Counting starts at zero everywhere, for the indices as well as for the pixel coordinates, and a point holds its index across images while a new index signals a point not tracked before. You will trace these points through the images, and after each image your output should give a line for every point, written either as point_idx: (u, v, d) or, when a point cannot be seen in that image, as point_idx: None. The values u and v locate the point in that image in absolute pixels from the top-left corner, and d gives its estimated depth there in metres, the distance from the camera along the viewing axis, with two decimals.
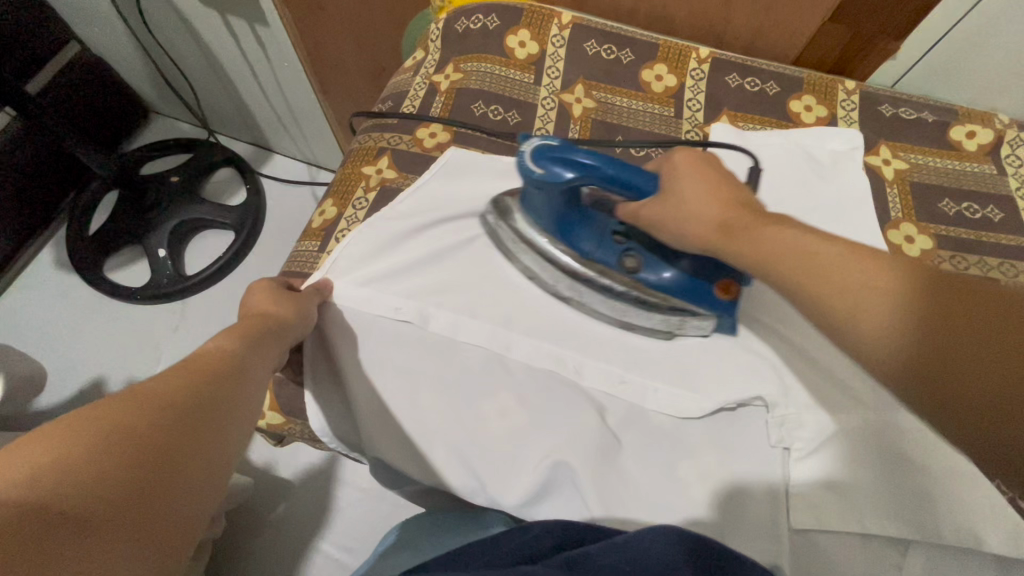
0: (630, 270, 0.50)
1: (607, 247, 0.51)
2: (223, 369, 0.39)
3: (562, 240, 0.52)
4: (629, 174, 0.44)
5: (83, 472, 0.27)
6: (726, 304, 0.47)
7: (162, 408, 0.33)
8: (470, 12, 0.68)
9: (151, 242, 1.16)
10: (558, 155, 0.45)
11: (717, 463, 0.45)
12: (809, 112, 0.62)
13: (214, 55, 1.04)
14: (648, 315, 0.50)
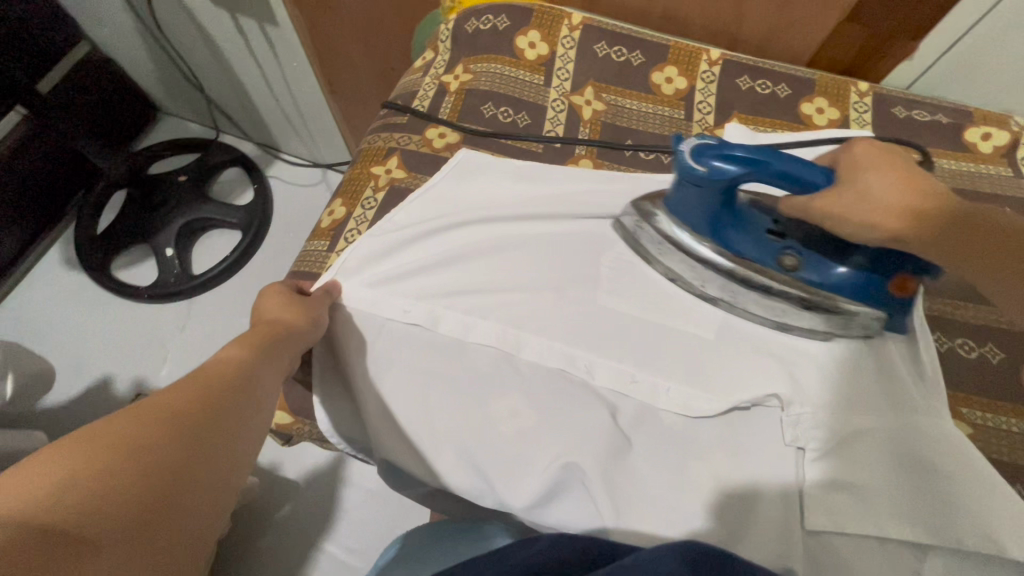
0: (789, 269, 0.47)
1: (765, 246, 0.48)
2: (235, 381, 0.38)
3: (713, 240, 0.50)
4: (800, 167, 0.42)
5: (87, 491, 0.27)
6: (902, 301, 0.45)
7: (171, 420, 0.32)
8: (481, 12, 0.68)
9: (159, 241, 1.16)
10: (718, 151, 0.43)
11: (730, 466, 0.45)
12: (820, 114, 0.61)
13: (224, 55, 1.05)
14: (807, 316, 0.47)
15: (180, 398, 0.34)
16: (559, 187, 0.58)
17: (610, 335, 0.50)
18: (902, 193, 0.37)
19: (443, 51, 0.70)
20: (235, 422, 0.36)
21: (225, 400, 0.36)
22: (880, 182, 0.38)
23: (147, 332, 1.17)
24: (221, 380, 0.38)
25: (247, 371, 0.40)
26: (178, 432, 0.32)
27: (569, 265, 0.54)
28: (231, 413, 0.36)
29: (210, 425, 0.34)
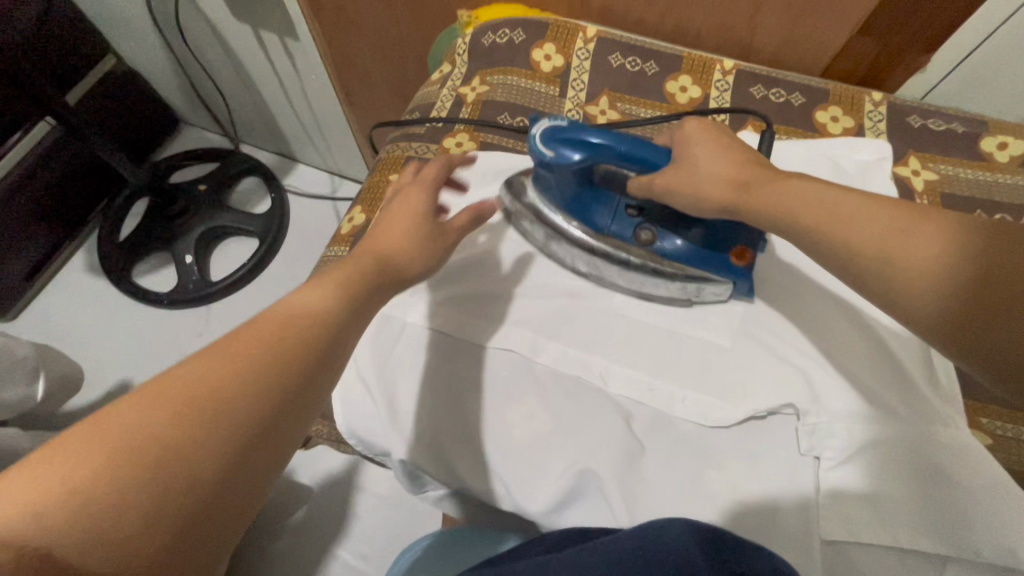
0: (645, 243, 0.51)
1: (622, 220, 0.52)
2: (292, 343, 0.33)
3: (575, 216, 0.52)
4: (646, 151, 0.46)
5: (89, 506, 0.25)
6: (743, 270, 0.49)
7: (204, 406, 0.29)
8: (497, 26, 0.70)
9: (179, 249, 1.19)
10: (566, 137, 0.47)
11: (747, 474, 0.44)
12: (835, 122, 0.62)
13: (244, 68, 1.08)
14: (665, 286, 0.51)
15: (222, 372, 0.30)
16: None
17: (625, 341, 0.51)
18: (717, 165, 0.42)
19: (460, 64, 0.72)
20: (279, 401, 0.31)
21: (277, 371, 0.32)
22: (703, 155, 0.43)
23: (167, 336, 1.20)
24: (278, 341, 0.33)
25: (310, 326, 0.34)
26: (206, 424, 0.28)
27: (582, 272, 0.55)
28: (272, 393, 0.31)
29: (246, 413, 0.30)
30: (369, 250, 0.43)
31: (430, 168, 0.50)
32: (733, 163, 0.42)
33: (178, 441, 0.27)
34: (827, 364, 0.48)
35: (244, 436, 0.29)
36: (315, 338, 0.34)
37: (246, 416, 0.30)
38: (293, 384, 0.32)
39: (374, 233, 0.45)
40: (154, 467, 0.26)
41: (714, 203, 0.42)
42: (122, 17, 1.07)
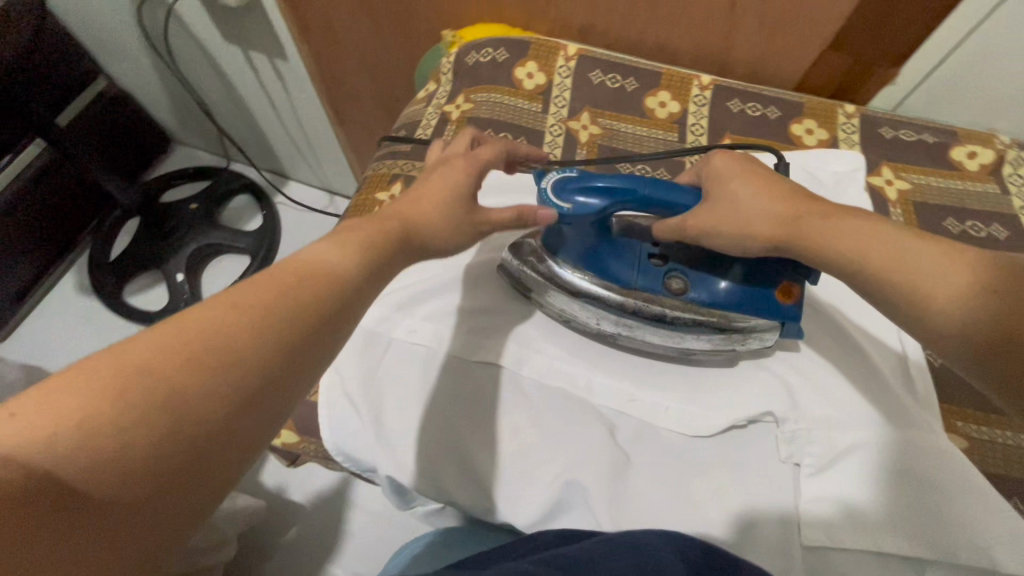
0: (678, 292, 0.49)
1: (649, 273, 0.50)
2: (310, 289, 0.31)
3: (599, 276, 0.50)
4: (670, 192, 0.45)
5: (95, 437, 0.23)
6: (791, 309, 0.47)
7: (217, 343, 0.27)
8: (481, 45, 0.71)
9: (170, 267, 1.20)
10: (580, 186, 0.46)
11: (729, 482, 0.45)
12: (810, 135, 0.63)
13: (235, 88, 1.09)
14: (705, 338, 0.49)
15: (240, 312, 0.28)
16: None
17: (608, 352, 0.52)
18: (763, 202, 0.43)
19: (444, 83, 0.73)
20: (296, 344, 0.29)
21: (294, 333, 0.29)
22: (745, 191, 0.43)
23: None
24: (297, 287, 0.31)
25: (326, 276, 0.32)
26: (218, 360, 0.26)
27: None
28: (292, 336, 0.29)
29: (259, 354, 0.28)
30: (399, 217, 0.39)
31: (486, 146, 0.46)
32: (780, 198, 0.42)
33: (190, 377, 0.25)
34: (807, 374, 0.49)
35: (255, 376, 0.27)
36: (333, 288, 0.32)
37: (261, 354, 0.28)
38: (312, 328, 0.30)
39: (406, 199, 0.41)
40: (164, 402, 0.24)
41: (764, 239, 0.43)
42: (114, 41, 1.08)
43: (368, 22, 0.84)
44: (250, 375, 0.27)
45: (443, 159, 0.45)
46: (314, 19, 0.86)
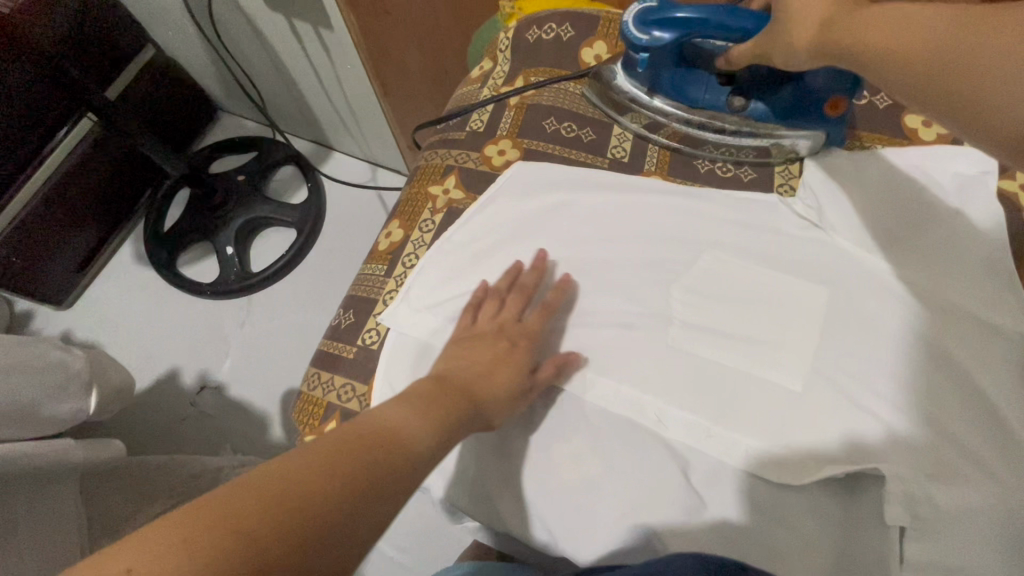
0: (739, 108, 0.54)
1: (717, 91, 0.55)
2: (382, 450, 0.32)
3: (669, 94, 0.57)
4: (736, 19, 0.47)
5: None
6: (836, 118, 0.52)
7: (292, 492, 0.27)
8: (543, 20, 0.67)
9: (220, 240, 1.20)
10: (656, 16, 0.51)
11: (816, 534, 0.41)
12: (927, 128, 0.55)
13: (280, 58, 1.05)
14: (757, 141, 0.56)
15: (316, 465, 0.29)
16: (632, 205, 0.55)
17: (683, 379, 0.47)
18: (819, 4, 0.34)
19: (502, 62, 0.68)
20: (359, 502, 0.29)
21: (360, 482, 0.30)
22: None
23: (210, 328, 1.23)
24: (367, 443, 0.32)
25: (399, 441, 0.33)
26: (293, 512, 0.27)
27: (637, 297, 0.51)
28: (355, 496, 0.29)
29: (328, 509, 0.28)
30: (463, 391, 0.41)
31: (533, 318, 0.49)
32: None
33: (259, 533, 0.25)
34: (918, 421, 0.43)
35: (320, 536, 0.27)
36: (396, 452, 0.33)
37: (329, 512, 0.28)
38: (373, 482, 0.31)
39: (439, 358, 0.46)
40: (234, 556, 0.24)
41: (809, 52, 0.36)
42: (160, 8, 1.06)
43: None
44: (314, 535, 0.27)
45: (497, 335, 0.47)
46: None
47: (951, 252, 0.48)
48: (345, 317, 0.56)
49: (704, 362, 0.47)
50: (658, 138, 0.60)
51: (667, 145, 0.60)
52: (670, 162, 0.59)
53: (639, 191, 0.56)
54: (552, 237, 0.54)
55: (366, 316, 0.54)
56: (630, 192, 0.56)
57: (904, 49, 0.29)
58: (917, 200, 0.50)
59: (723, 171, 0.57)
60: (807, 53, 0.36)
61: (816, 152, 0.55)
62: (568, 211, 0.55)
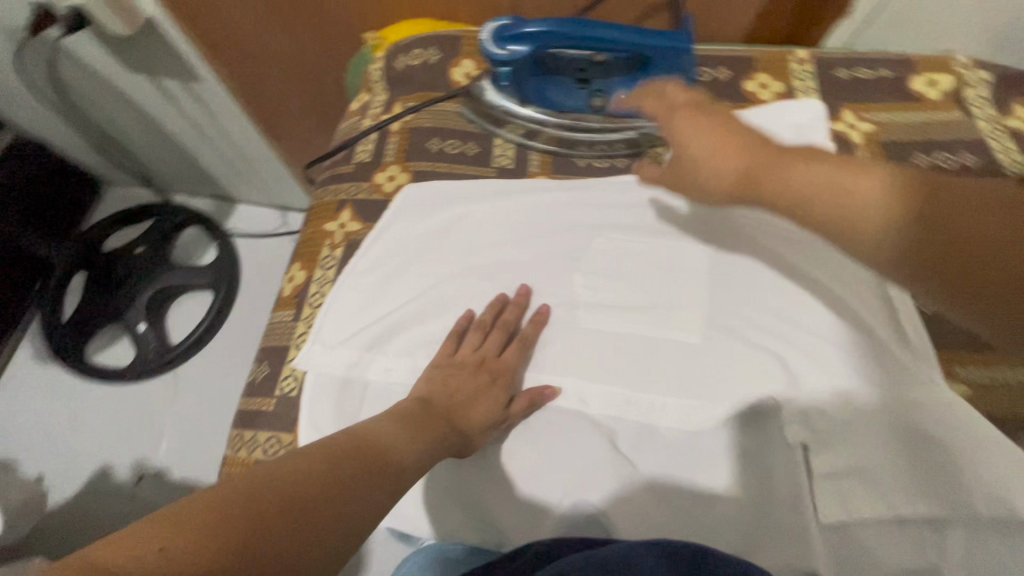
0: (599, 108, 0.60)
1: (578, 95, 0.60)
2: (370, 453, 0.36)
3: (537, 102, 0.61)
4: (590, 29, 0.53)
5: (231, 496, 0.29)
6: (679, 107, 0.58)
7: (294, 491, 0.30)
8: (408, 47, 0.68)
9: (130, 317, 1.13)
10: (508, 34, 0.53)
11: (735, 471, 0.44)
12: (765, 90, 0.61)
13: (155, 121, 1.01)
14: (623, 135, 0.61)
15: (314, 469, 0.32)
16: (523, 205, 0.57)
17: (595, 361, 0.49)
18: (726, 151, 0.38)
19: (378, 92, 0.70)
20: (352, 496, 0.33)
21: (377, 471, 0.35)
22: (704, 148, 0.39)
23: (136, 413, 1.15)
24: (357, 448, 0.36)
25: (384, 446, 0.37)
26: (296, 511, 0.30)
27: (541, 288, 0.53)
28: (349, 492, 0.33)
29: (327, 505, 0.31)
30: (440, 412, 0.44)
31: (510, 354, 0.49)
32: (736, 152, 0.38)
33: (267, 528, 0.28)
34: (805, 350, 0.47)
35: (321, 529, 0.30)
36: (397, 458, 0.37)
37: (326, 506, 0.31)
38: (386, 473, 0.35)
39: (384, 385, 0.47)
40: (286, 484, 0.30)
41: (724, 186, 0.39)
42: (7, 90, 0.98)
43: (284, 30, 0.79)
44: (331, 499, 0.31)
45: (478, 368, 0.48)
46: (223, 36, 0.78)
47: None
48: (261, 371, 0.54)
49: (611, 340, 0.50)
50: (536, 144, 0.62)
51: (546, 149, 0.62)
52: (552, 157, 0.62)
53: (526, 192, 0.58)
54: (452, 248, 0.56)
55: (281, 365, 0.53)
56: (518, 193, 0.58)
57: (823, 201, 0.33)
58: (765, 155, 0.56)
59: (601, 162, 0.61)
60: (726, 196, 0.39)
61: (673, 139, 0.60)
62: (462, 223, 0.57)
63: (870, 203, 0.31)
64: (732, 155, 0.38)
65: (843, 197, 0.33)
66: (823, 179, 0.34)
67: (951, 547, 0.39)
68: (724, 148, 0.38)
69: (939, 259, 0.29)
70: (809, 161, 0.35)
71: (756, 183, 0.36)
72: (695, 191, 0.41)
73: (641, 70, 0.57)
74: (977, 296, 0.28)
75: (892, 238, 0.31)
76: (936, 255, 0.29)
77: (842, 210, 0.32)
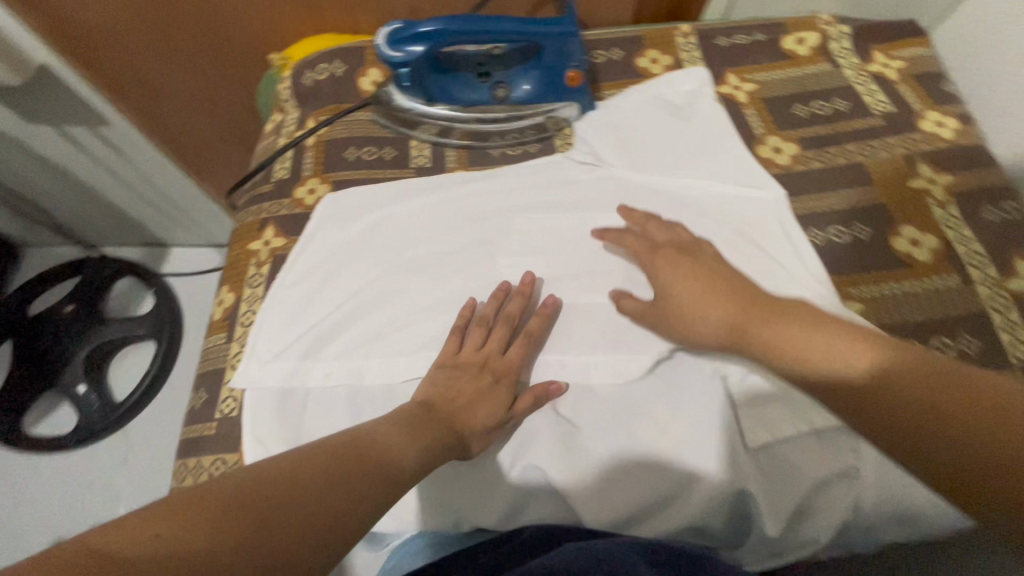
0: (503, 98, 0.62)
1: (481, 89, 0.63)
2: (361, 454, 0.35)
3: (444, 100, 0.63)
4: (479, 23, 0.55)
5: (242, 491, 0.29)
6: (578, 89, 0.61)
7: (276, 487, 0.30)
8: (313, 63, 0.69)
9: (67, 381, 1.06)
10: (403, 36, 0.55)
11: (670, 414, 0.45)
12: (656, 64, 0.65)
13: (70, 174, 0.96)
14: (531, 122, 0.63)
15: (301, 469, 0.32)
16: (444, 199, 0.59)
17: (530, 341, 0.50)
18: (713, 301, 0.45)
19: (289, 110, 0.70)
20: (337, 495, 0.32)
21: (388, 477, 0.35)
22: (687, 295, 0.46)
23: (86, 478, 1.09)
24: (348, 449, 0.35)
25: (378, 448, 0.36)
26: (274, 506, 0.29)
27: (470, 274, 0.54)
28: (334, 490, 0.32)
29: (305, 502, 0.31)
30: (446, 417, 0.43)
31: (515, 351, 0.48)
32: (723, 301, 0.44)
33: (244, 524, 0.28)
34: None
35: (301, 525, 0.30)
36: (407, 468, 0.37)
37: (305, 502, 0.31)
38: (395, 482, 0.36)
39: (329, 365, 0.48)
40: (300, 485, 0.31)
41: (716, 339, 0.44)
42: None
43: (187, 62, 0.79)
44: (341, 499, 0.32)
45: (480, 369, 0.47)
46: (124, 75, 0.78)
47: (698, 155, 0.58)
48: (200, 398, 0.53)
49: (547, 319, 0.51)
50: (451, 141, 0.64)
51: (461, 144, 0.64)
52: (467, 151, 0.64)
53: (444, 186, 0.60)
54: (378, 248, 0.57)
55: (219, 388, 0.52)
56: (436, 188, 0.60)
57: (829, 365, 0.36)
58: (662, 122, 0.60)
59: (514, 149, 0.63)
60: (719, 341, 0.44)
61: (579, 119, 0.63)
62: (386, 224, 0.58)
63: (842, 352, 0.36)
64: (718, 302, 0.44)
65: (845, 369, 0.36)
66: (813, 339, 0.38)
67: (864, 447, 0.44)
68: (718, 298, 0.45)
69: (906, 395, 0.33)
70: (790, 318, 0.40)
71: (755, 331, 0.41)
72: (688, 330, 0.46)
73: (534, 60, 0.61)
74: (934, 464, 0.31)
75: (879, 395, 0.34)
76: (908, 398, 0.33)
77: (839, 384, 0.36)
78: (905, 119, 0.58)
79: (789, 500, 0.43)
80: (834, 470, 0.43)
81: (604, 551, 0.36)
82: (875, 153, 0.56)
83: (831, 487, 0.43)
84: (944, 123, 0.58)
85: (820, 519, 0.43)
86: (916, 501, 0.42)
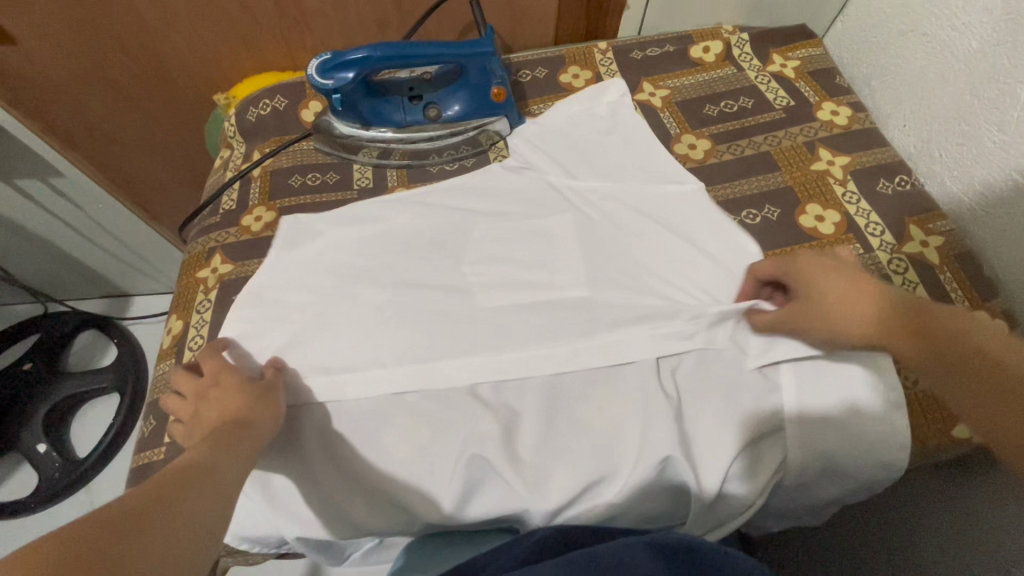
0: (436, 118, 0.66)
1: (415, 111, 0.66)
2: (183, 474, 0.34)
3: (380, 124, 0.66)
4: (403, 48, 0.59)
5: (88, 537, 0.26)
6: (505, 104, 0.66)
7: (128, 534, 0.28)
8: (256, 99, 0.72)
9: (25, 441, 0.98)
10: (334, 65, 0.59)
11: (606, 396, 0.48)
12: (577, 79, 0.70)
13: (22, 228, 0.93)
14: (464, 137, 0.67)
15: (132, 504, 0.30)
16: (389, 223, 0.59)
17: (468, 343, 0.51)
18: (861, 300, 0.43)
19: (237, 145, 0.73)
20: (179, 513, 0.31)
21: (210, 484, 0.35)
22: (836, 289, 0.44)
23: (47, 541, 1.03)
24: (163, 480, 0.33)
25: (187, 466, 0.35)
26: (127, 535, 0.28)
27: (415, 278, 0.55)
28: (178, 511, 0.31)
29: (154, 530, 0.29)
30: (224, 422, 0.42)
31: (470, 350, 0.50)
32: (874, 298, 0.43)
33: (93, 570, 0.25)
34: (651, 287, 0.53)
35: (170, 549, 0.29)
36: (226, 468, 0.37)
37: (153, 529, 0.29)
38: (216, 484, 0.35)
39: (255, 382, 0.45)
40: (136, 516, 0.29)
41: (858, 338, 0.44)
42: None
43: (135, 105, 0.81)
44: (180, 516, 0.31)
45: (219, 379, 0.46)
46: (72, 123, 0.80)
47: (621, 156, 0.62)
48: (150, 427, 0.53)
49: (491, 322, 0.52)
50: (391, 162, 0.67)
51: (401, 164, 0.67)
52: (407, 169, 0.67)
53: (388, 212, 0.60)
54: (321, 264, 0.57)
55: (168, 413, 0.52)
56: (378, 213, 0.60)
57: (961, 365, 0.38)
58: (589, 128, 0.64)
59: (452, 165, 0.67)
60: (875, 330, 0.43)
61: (506, 133, 0.67)
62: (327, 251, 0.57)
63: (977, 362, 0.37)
64: (875, 309, 0.43)
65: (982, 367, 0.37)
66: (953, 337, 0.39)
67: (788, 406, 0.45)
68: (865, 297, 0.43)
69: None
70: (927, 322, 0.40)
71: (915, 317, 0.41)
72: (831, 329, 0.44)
73: (461, 81, 0.65)
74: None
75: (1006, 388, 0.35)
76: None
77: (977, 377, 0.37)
78: (804, 110, 0.64)
79: (727, 462, 0.43)
80: (763, 430, 0.45)
81: (608, 557, 0.29)
82: (779, 142, 0.62)
83: (761, 445, 0.45)
84: (839, 112, 0.63)
85: (758, 482, 0.44)
86: (844, 451, 0.44)
